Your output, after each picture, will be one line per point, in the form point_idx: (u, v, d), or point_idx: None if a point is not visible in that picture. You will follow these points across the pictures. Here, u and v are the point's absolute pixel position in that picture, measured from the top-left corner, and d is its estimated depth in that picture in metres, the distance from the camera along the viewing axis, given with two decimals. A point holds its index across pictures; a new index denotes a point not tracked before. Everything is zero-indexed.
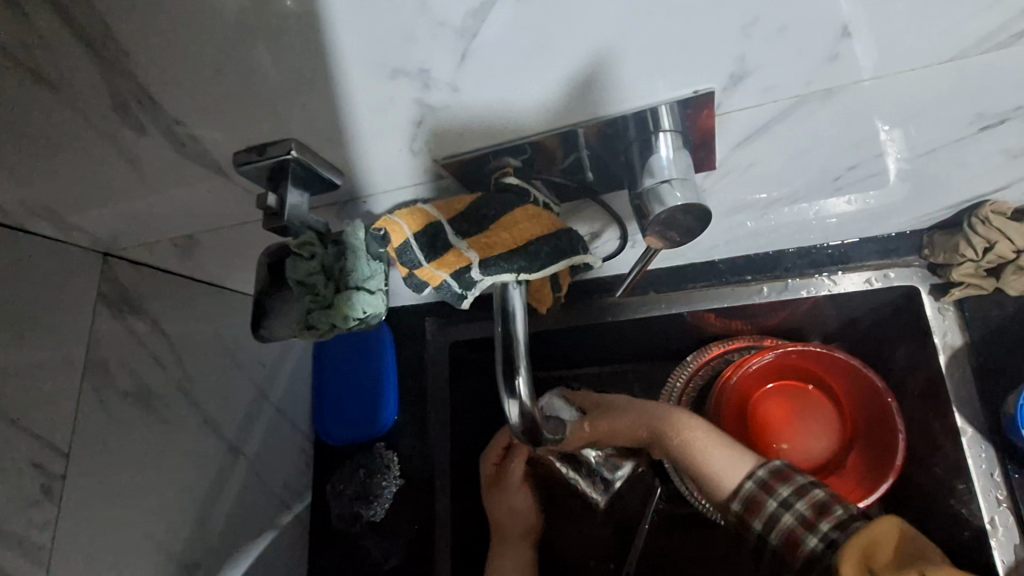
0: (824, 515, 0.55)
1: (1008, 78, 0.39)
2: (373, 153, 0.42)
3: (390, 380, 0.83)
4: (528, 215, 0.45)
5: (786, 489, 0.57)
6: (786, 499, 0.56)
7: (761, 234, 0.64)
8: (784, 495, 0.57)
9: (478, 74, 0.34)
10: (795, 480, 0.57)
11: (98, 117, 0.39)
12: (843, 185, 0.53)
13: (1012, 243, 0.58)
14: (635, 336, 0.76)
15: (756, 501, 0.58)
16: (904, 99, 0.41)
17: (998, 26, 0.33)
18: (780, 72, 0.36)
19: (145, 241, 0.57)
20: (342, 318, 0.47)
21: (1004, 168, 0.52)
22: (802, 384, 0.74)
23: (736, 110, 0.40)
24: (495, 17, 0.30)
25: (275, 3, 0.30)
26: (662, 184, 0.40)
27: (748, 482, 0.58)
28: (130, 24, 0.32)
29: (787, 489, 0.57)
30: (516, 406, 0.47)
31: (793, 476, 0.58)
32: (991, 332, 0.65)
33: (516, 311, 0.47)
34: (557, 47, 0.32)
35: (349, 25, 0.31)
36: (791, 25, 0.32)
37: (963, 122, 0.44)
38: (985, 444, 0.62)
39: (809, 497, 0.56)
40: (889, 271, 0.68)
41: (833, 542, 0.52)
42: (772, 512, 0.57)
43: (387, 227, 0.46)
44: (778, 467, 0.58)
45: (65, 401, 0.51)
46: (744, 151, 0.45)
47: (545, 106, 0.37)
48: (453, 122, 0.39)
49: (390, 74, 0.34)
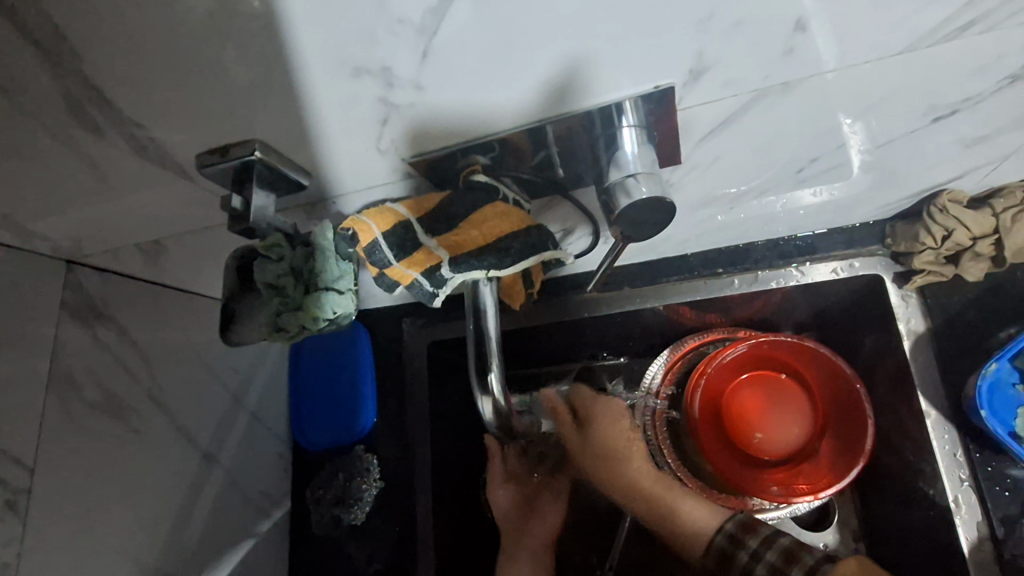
0: (793, 564, 0.54)
1: (959, 68, 0.40)
2: (339, 152, 0.42)
3: (366, 383, 0.82)
4: (498, 212, 0.45)
5: (753, 540, 0.58)
6: (755, 550, 0.57)
7: (730, 228, 0.65)
8: (754, 546, 0.57)
9: (441, 70, 0.34)
10: (761, 531, 0.58)
11: (52, 122, 0.38)
12: (807, 177, 0.55)
13: (968, 230, 0.60)
14: (612, 332, 0.77)
15: (728, 557, 0.59)
16: (861, 91, 0.42)
17: (943, 19, 0.35)
18: (738, 66, 0.37)
19: (110, 246, 0.56)
20: (312, 319, 0.47)
21: (959, 158, 0.54)
22: (774, 373, 0.75)
23: (697, 105, 0.40)
24: (454, 15, 0.30)
25: (240, 4, 0.29)
26: (629, 177, 0.41)
27: (718, 537, 0.60)
28: (83, 28, 0.31)
29: (754, 540, 0.58)
30: (489, 402, 0.47)
31: (758, 527, 0.59)
32: (954, 318, 0.66)
33: (487, 308, 0.47)
34: (519, 44, 0.33)
35: (308, 24, 0.31)
36: (746, 20, 0.33)
37: (917, 113, 0.46)
38: (948, 426, 0.64)
39: (778, 547, 0.56)
40: (855, 261, 0.69)
41: (757, 554, 0.56)
42: (742, 564, 0.57)
43: (355, 227, 0.44)
44: (744, 520, 0.60)
45: (28, 414, 0.49)
46: (707, 146, 0.46)
47: (511, 103, 0.38)
48: (420, 119, 0.39)
49: (352, 73, 0.34)
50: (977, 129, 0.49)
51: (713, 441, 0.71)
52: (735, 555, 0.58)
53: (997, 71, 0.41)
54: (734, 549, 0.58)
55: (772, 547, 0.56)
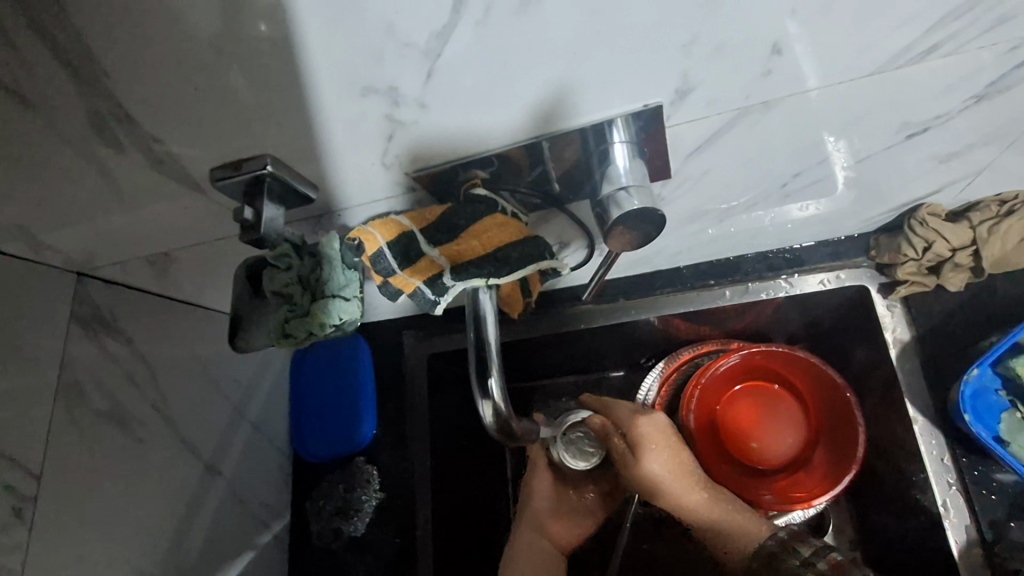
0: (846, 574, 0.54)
1: (928, 89, 0.43)
2: (345, 166, 0.44)
3: (366, 395, 0.83)
4: (497, 222, 0.47)
5: (807, 549, 0.59)
6: (805, 557, 0.58)
7: (721, 241, 0.68)
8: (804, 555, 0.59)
9: (444, 91, 0.36)
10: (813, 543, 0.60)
11: (75, 136, 0.40)
12: (791, 191, 0.57)
13: (947, 242, 0.63)
14: (609, 343, 0.78)
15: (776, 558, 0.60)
16: (837, 110, 0.44)
17: (907, 44, 0.37)
18: (721, 87, 0.39)
19: (118, 258, 0.57)
20: (318, 325, 0.49)
21: (935, 174, 0.57)
22: (768, 383, 0.77)
23: (683, 123, 0.43)
24: (457, 39, 0.33)
25: (252, 28, 0.32)
26: (621, 190, 0.43)
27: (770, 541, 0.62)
28: (111, 51, 0.33)
29: (805, 549, 0.59)
30: (489, 406, 0.48)
31: (810, 540, 0.60)
32: (938, 327, 0.69)
33: (487, 315, 0.49)
34: (516, 66, 0.35)
35: (321, 48, 0.33)
36: (726, 44, 0.35)
37: (892, 131, 0.48)
38: (935, 431, 0.66)
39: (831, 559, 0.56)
40: (841, 272, 0.71)
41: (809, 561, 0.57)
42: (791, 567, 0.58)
43: (361, 237, 0.47)
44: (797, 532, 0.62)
45: (36, 421, 0.50)
46: (696, 161, 0.49)
47: (509, 120, 0.40)
48: (424, 136, 0.41)
49: (361, 92, 0.37)
50: (950, 146, 0.52)
51: (709, 451, 0.74)
52: (784, 558, 0.59)
53: (965, 90, 0.44)
54: (784, 552, 0.60)
55: (826, 558, 0.57)
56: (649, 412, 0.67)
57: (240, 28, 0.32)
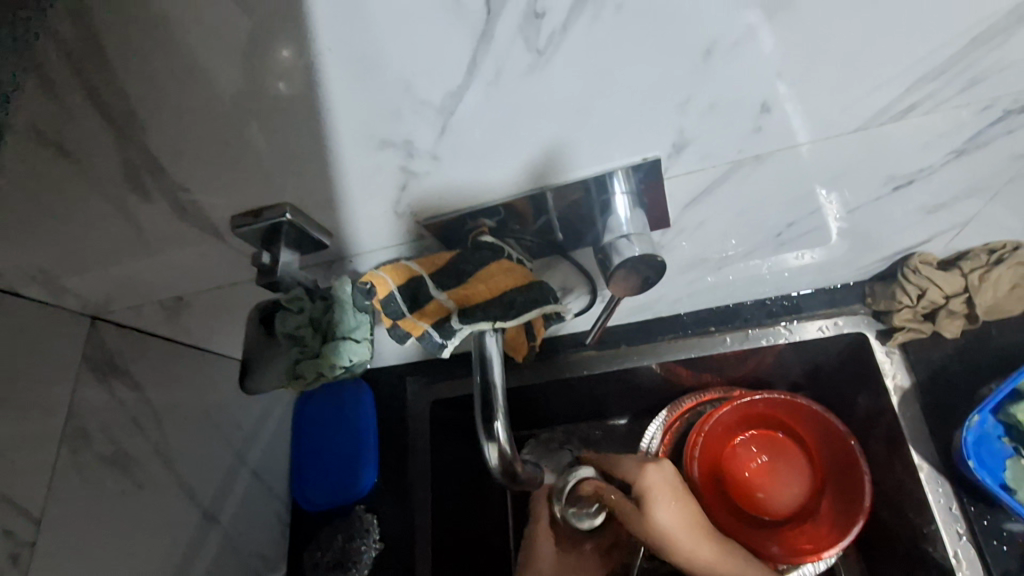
0: None
1: (908, 145, 0.46)
2: (359, 214, 0.46)
3: (368, 443, 0.81)
4: (503, 267, 0.49)
5: None
6: None
7: (719, 288, 0.69)
8: None
9: (456, 144, 0.39)
10: None
11: (107, 186, 0.42)
12: (787, 240, 0.59)
13: (940, 289, 0.65)
14: (611, 390, 0.78)
15: None
16: (826, 163, 0.47)
17: (886, 104, 0.40)
18: (715, 142, 0.42)
19: (132, 303, 0.59)
20: (329, 366, 0.50)
21: (924, 224, 0.59)
22: (772, 432, 0.77)
23: (682, 174, 0.45)
24: (469, 98, 0.35)
25: (269, 88, 0.34)
26: (621, 238, 0.46)
27: None
28: (147, 108, 0.36)
29: None
30: (494, 449, 0.49)
31: None
32: (939, 373, 0.69)
33: (493, 356, 0.50)
34: (523, 121, 0.38)
35: (343, 106, 0.36)
36: (717, 103, 0.38)
37: (879, 183, 0.51)
38: (940, 479, 0.66)
39: None
40: (839, 319, 0.72)
41: None
42: None
43: (373, 282, 0.48)
44: None
45: (40, 464, 0.51)
46: (694, 211, 0.51)
47: (516, 172, 0.42)
48: (435, 187, 0.43)
49: (378, 145, 0.39)
50: (935, 198, 0.55)
51: (713, 504, 0.72)
52: None
53: (945, 145, 0.46)
54: None
55: None
56: (656, 462, 0.67)
57: (262, 87, 0.34)
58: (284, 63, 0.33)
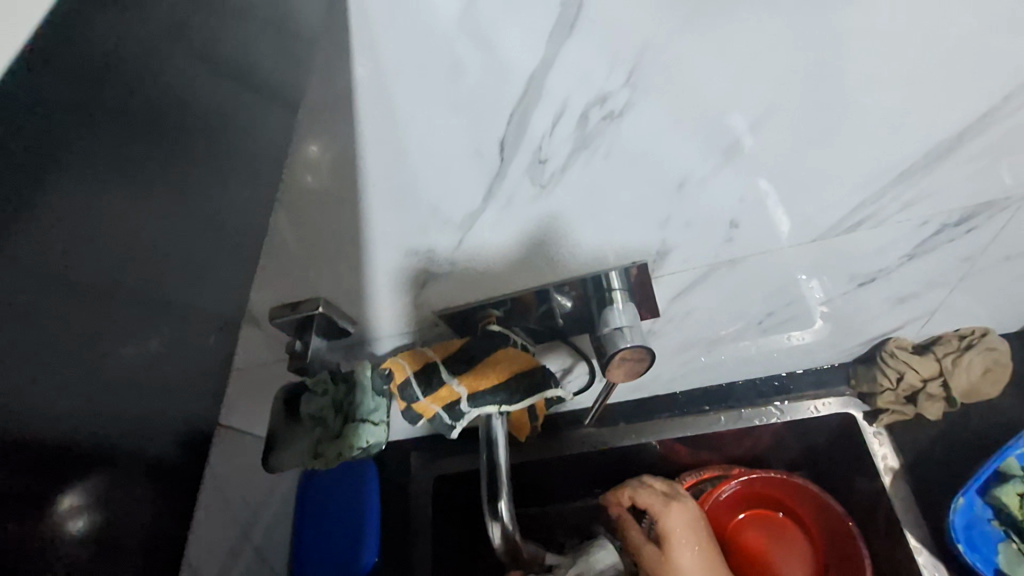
0: None
1: (864, 251, 0.52)
2: (382, 306, 0.52)
3: (371, 520, 0.79)
4: (509, 354, 0.54)
5: None
6: None
7: (712, 367, 0.73)
8: None
9: (472, 251, 0.45)
10: None
11: None
12: (769, 326, 0.64)
13: (916, 372, 0.70)
14: (611, 469, 0.80)
15: None
16: (795, 262, 0.53)
17: (838, 219, 0.47)
18: (694, 248, 0.48)
19: None
20: (348, 446, 0.54)
21: (894, 313, 0.65)
22: (770, 511, 0.77)
23: (667, 273, 0.51)
24: (485, 218, 0.42)
25: (303, 183, 0.38)
26: (616, 330, 0.50)
27: None
28: None
29: None
30: (500, 527, 0.54)
31: None
32: (922, 457, 0.73)
33: (498, 437, 0.55)
34: (531, 234, 0.44)
35: (378, 223, 0.42)
36: (693, 219, 0.45)
37: (845, 281, 0.57)
38: (934, 564, 0.68)
39: None
40: (827, 400, 0.75)
41: None
42: None
43: (391, 366, 0.54)
44: None
45: None
46: (680, 302, 0.56)
47: (523, 273, 0.48)
48: (451, 285, 0.49)
49: (404, 252, 0.45)
50: (901, 291, 0.60)
51: None
52: None
53: (896, 251, 0.53)
54: None
55: None
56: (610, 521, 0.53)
57: (290, 176, 0.37)
58: (314, 157, 0.36)
